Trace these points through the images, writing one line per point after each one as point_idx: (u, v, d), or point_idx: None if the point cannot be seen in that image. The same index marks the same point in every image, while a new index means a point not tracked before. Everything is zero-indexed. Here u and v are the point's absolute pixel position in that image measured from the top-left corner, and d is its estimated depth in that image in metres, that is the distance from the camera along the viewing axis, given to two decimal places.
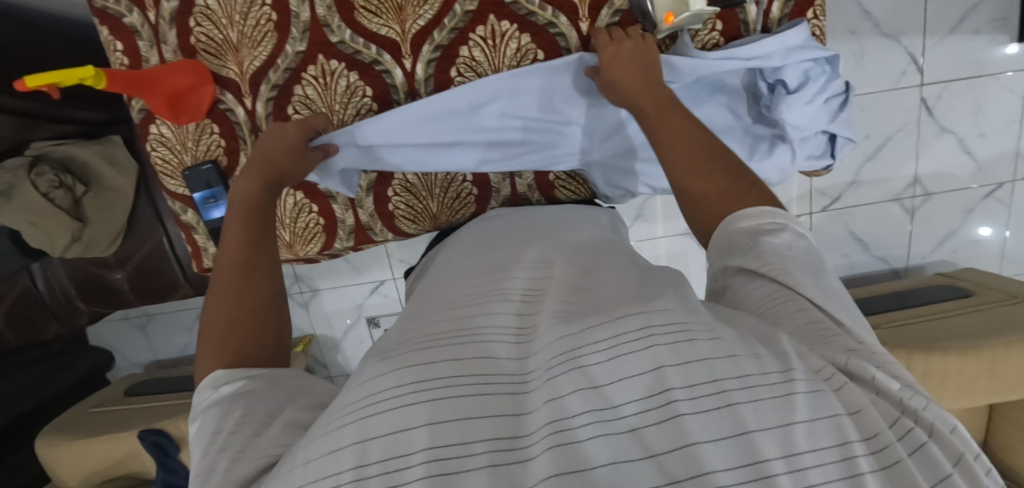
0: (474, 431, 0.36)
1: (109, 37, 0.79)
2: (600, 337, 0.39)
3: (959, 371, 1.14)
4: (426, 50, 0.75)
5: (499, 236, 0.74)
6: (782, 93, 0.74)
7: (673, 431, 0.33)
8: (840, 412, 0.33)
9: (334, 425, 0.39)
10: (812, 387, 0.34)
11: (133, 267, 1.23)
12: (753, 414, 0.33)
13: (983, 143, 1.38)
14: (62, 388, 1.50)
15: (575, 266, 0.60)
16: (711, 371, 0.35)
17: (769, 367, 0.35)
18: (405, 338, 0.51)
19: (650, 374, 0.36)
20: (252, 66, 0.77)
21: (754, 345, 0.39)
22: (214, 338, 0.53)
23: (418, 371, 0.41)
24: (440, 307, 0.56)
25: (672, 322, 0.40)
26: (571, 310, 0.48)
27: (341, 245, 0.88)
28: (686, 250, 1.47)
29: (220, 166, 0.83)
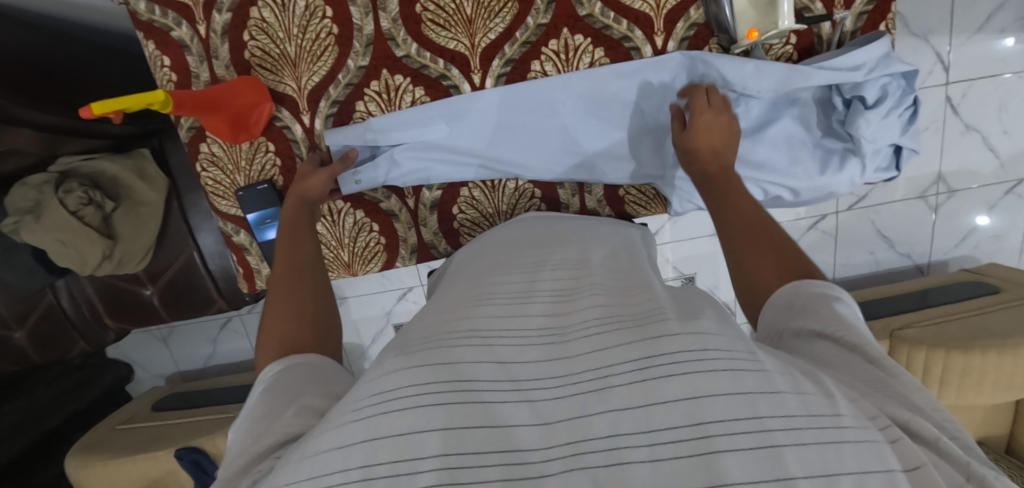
0: (488, 442, 0.35)
1: (155, 51, 0.74)
2: (635, 355, 0.39)
3: (996, 368, 1.11)
4: (496, 65, 0.72)
5: (532, 237, 0.72)
6: (859, 108, 0.71)
7: (704, 470, 0.32)
8: (894, 467, 0.32)
9: (343, 419, 0.37)
10: (863, 435, 0.34)
11: (165, 283, 1.20)
12: (798, 459, 0.32)
13: (1007, 141, 1.35)
14: (85, 403, 1.46)
15: (611, 272, 0.60)
16: (755, 408, 0.34)
17: (817, 408, 0.35)
18: (418, 336, 0.49)
19: (687, 402, 0.35)
20: (311, 81, 0.74)
21: (798, 377, 0.38)
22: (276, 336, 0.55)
23: (437, 371, 0.39)
24: (463, 304, 0.54)
25: (722, 351, 0.38)
26: (614, 314, 0.47)
27: (402, 264, 0.87)
28: (715, 250, 1.46)
29: (276, 186, 0.80)
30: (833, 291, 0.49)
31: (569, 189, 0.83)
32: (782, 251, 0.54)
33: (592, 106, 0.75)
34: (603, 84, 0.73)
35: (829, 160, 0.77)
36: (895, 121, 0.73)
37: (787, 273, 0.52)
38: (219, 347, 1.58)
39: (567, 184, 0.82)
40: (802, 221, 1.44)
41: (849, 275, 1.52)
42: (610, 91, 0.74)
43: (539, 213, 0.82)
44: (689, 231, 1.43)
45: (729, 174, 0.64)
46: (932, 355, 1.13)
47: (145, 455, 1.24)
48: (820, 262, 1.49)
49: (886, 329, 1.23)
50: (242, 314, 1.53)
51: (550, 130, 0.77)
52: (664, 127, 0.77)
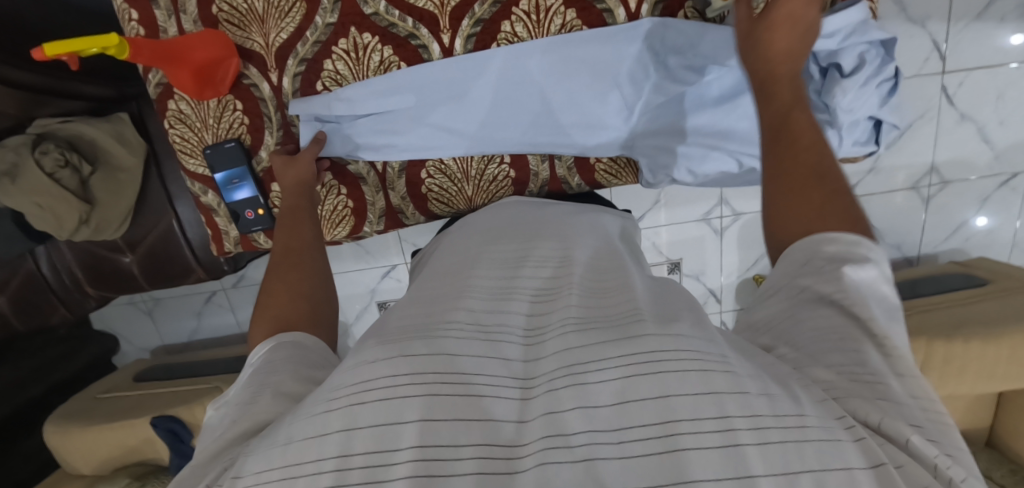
0: (467, 434, 0.35)
1: (123, 5, 0.73)
2: (611, 355, 0.38)
3: (978, 358, 1.08)
4: (466, 25, 0.71)
5: (520, 224, 0.71)
6: (835, 77, 0.70)
7: (671, 464, 0.31)
8: (855, 465, 0.31)
9: (320, 407, 0.37)
10: (827, 435, 0.33)
11: (145, 251, 1.20)
12: (761, 457, 0.31)
13: (1003, 132, 1.32)
14: (70, 372, 1.45)
15: (587, 269, 0.58)
16: (721, 407, 0.34)
17: (782, 409, 0.34)
18: (399, 325, 0.48)
19: (656, 402, 0.35)
20: (279, 38, 0.72)
21: (767, 381, 0.37)
22: (266, 320, 0.55)
23: (414, 361, 0.39)
24: (443, 298, 0.53)
25: (693, 352, 0.37)
26: (586, 316, 0.46)
27: (370, 229, 0.87)
28: (703, 236, 1.43)
29: (244, 145, 0.79)
30: (864, 248, 0.43)
31: (539, 156, 0.81)
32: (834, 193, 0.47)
33: (565, 79, 0.73)
34: (576, 52, 0.71)
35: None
36: (872, 92, 0.71)
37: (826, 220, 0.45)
38: (204, 322, 1.58)
39: (536, 151, 0.80)
40: None
41: None
42: (582, 68, 0.72)
43: (523, 199, 0.80)
44: (676, 217, 1.41)
45: (791, 84, 0.55)
46: (914, 342, 1.11)
47: (123, 423, 1.24)
48: None
49: None
50: (227, 289, 1.52)
51: (526, 100, 0.75)
52: (632, 96, 0.74)
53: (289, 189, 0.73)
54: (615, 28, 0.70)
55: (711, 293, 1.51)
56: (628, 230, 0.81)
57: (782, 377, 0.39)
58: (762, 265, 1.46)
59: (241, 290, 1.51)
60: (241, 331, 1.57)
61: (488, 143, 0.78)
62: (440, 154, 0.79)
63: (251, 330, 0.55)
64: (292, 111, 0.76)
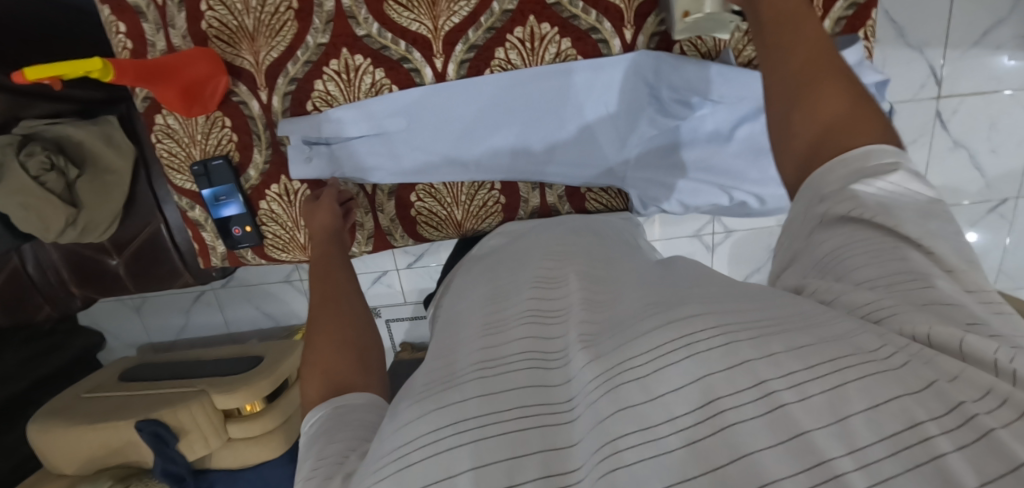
0: (525, 469, 0.32)
1: (111, 16, 0.71)
2: (635, 353, 0.36)
3: None
4: (460, 50, 0.70)
5: (550, 245, 0.68)
6: None
7: (723, 443, 0.29)
8: (901, 393, 0.29)
9: (371, 480, 0.35)
10: (864, 372, 0.30)
11: (131, 253, 1.19)
12: (806, 412, 0.29)
13: (994, 160, 1.33)
14: (55, 367, 1.42)
15: (586, 277, 0.57)
16: (755, 374, 0.31)
17: (815, 360, 0.32)
18: (422, 383, 0.45)
19: (691, 386, 0.32)
20: (269, 56, 0.71)
21: (796, 334, 0.34)
22: (316, 374, 0.52)
23: (451, 412, 0.37)
24: (444, 351, 0.51)
25: (719, 324, 0.35)
26: (598, 330, 0.45)
27: (359, 249, 0.85)
28: (693, 252, 1.43)
29: (233, 162, 0.78)
30: (874, 158, 0.44)
31: (529, 183, 0.80)
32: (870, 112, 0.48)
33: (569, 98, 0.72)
34: (573, 76, 0.71)
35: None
36: None
37: (856, 138, 0.46)
38: (191, 320, 1.57)
39: (526, 179, 0.79)
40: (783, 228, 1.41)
41: None
42: (582, 90, 0.72)
43: (530, 222, 0.78)
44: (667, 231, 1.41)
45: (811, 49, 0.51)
46: None
47: (106, 425, 1.23)
48: None
49: None
50: (217, 289, 1.51)
51: (528, 117, 0.74)
52: (625, 126, 0.73)
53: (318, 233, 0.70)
54: (614, 59, 0.69)
55: None
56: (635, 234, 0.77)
57: (812, 322, 0.37)
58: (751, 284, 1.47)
59: (230, 290, 1.51)
60: (230, 331, 1.57)
61: (481, 169, 0.77)
62: (429, 179, 0.78)
63: (301, 392, 0.52)
64: (280, 131, 0.75)
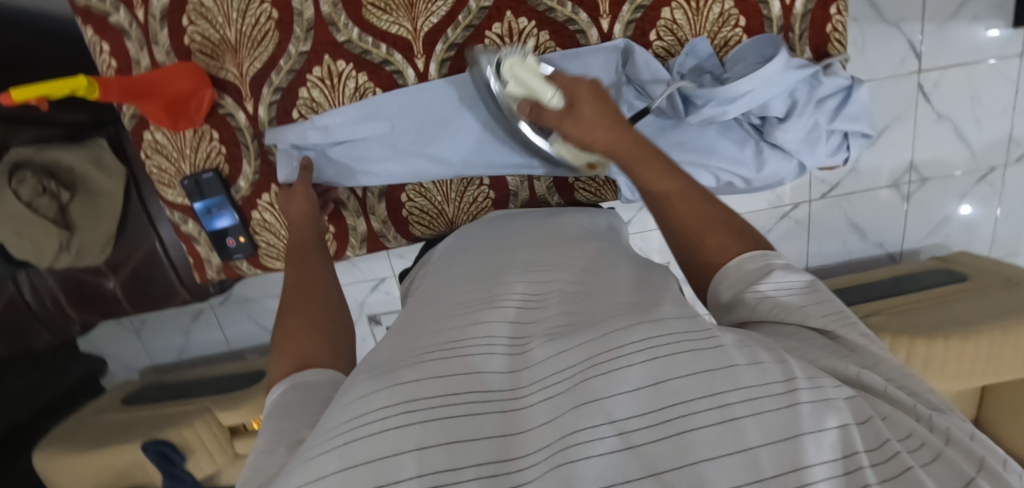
0: (468, 454, 0.33)
1: (93, 37, 0.72)
2: (600, 349, 0.37)
3: (956, 355, 1.10)
4: (440, 50, 0.71)
5: (506, 236, 0.69)
6: (773, 122, 0.74)
7: (676, 447, 0.32)
8: (847, 421, 0.32)
9: (315, 450, 0.33)
10: (816, 395, 0.33)
11: (128, 274, 1.19)
12: (757, 427, 0.32)
13: (978, 130, 1.34)
14: (57, 394, 1.41)
15: (566, 267, 0.58)
16: (713, 385, 0.34)
17: (771, 377, 0.34)
18: (381, 359, 0.45)
19: (650, 389, 0.34)
20: (253, 67, 0.72)
21: (755, 350, 0.37)
22: (284, 352, 0.53)
23: (405, 389, 0.36)
24: (420, 323, 0.51)
25: (682, 332, 0.37)
26: (569, 321, 0.46)
27: (353, 253, 0.86)
28: None
29: (222, 175, 0.78)
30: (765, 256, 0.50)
31: (518, 177, 0.81)
32: (728, 221, 0.53)
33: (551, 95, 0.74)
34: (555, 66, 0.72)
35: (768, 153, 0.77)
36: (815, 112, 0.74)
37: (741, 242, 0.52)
38: (192, 339, 1.57)
39: (515, 172, 0.80)
40: (778, 208, 1.41)
41: (820, 264, 1.48)
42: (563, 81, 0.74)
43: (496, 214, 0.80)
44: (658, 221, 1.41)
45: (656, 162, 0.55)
46: (896, 342, 1.11)
47: (111, 447, 1.23)
48: (793, 252, 1.46)
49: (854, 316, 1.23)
50: (215, 306, 1.51)
51: None
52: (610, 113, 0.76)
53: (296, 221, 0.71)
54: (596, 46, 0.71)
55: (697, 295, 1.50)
56: (616, 225, 0.80)
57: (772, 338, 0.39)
58: None
59: (229, 307, 1.51)
60: (231, 348, 1.57)
61: (466, 165, 0.78)
62: (421, 177, 0.79)
63: (269, 369, 0.53)
64: (268, 140, 0.75)
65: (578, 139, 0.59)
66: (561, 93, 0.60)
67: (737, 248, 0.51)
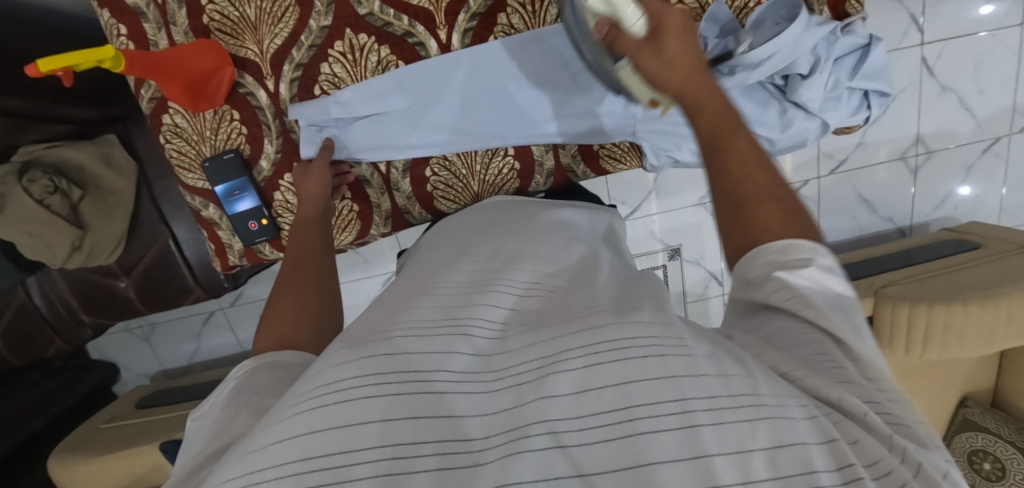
0: (427, 431, 0.33)
1: (111, 20, 0.71)
2: (572, 346, 0.35)
3: (978, 321, 1.07)
4: (462, 20, 0.71)
5: (497, 222, 0.68)
6: (797, 79, 0.73)
7: (627, 450, 0.30)
8: (811, 441, 0.30)
9: (283, 414, 0.33)
10: (780, 403, 0.31)
11: (140, 275, 1.18)
12: (717, 436, 0.30)
13: (982, 100, 1.35)
14: (70, 403, 1.39)
15: (562, 263, 0.56)
16: (678, 390, 0.31)
17: (738, 389, 0.32)
18: (355, 331, 0.44)
19: (613, 387, 0.32)
20: (273, 44, 0.72)
21: (729, 361, 0.34)
22: (264, 331, 0.53)
23: (379, 362, 0.36)
24: (410, 296, 0.50)
25: (658, 337, 0.35)
26: (553, 312, 0.44)
27: (377, 232, 0.85)
28: (699, 221, 1.36)
29: (243, 155, 0.78)
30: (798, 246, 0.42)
31: (542, 146, 0.80)
32: (782, 200, 0.45)
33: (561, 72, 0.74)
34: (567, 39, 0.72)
35: (791, 114, 0.77)
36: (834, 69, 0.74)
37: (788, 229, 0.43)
38: (203, 343, 1.55)
39: (539, 142, 0.80)
40: None
41: (832, 240, 1.48)
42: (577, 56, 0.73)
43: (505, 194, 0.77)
44: (658, 207, 1.34)
45: (728, 130, 0.48)
46: (915, 310, 1.08)
47: (127, 453, 1.20)
48: None
49: (870, 288, 1.18)
50: (225, 308, 1.49)
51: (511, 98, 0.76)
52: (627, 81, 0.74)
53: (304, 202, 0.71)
54: None
55: (711, 277, 1.43)
56: (614, 226, 0.78)
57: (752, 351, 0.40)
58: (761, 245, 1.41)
59: (240, 308, 1.49)
60: (244, 350, 1.55)
61: (489, 137, 0.78)
62: (444, 151, 0.79)
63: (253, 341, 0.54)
64: (291, 117, 0.75)
65: (647, 72, 0.53)
66: (647, 19, 0.55)
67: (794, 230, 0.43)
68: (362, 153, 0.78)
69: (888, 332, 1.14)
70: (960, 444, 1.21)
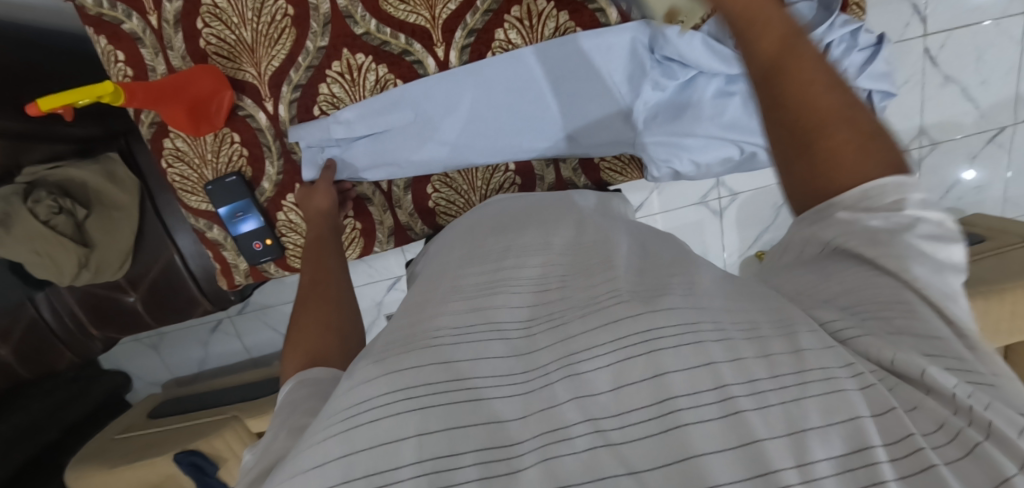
0: (465, 440, 0.31)
1: (107, 46, 0.71)
2: (603, 339, 0.35)
3: (983, 315, 1.02)
4: (460, 36, 0.70)
5: (510, 216, 0.67)
6: None
7: (671, 444, 0.29)
8: (862, 413, 0.29)
9: (317, 436, 0.32)
10: (829, 383, 0.30)
11: (147, 288, 1.19)
12: (761, 420, 0.29)
13: (986, 91, 1.29)
14: (82, 414, 1.41)
15: (573, 247, 0.55)
16: (717, 377, 0.31)
17: (781, 369, 0.32)
18: (384, 344, 0.41)
19: (651, 381, 0.32)
20: (271, 66, 0.72)
21: (765, 341, 0.34)
22: (292, 347, 0.53)
23: (409, 373, 0.34)
24: (429, 303, 0.47)
25: (684, 324, 0.34)
26: (572, 302, 0.42)
27: (381, 248, 0.86)
28: (701, 220, 1.36)
29: (246, 177, 0.78)
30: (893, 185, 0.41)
31: (542, 160, 0.82)
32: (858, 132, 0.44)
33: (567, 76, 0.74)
34: (568, 48, 0.72)
35: None
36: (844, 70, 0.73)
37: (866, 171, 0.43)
38: (211, 350, 1.56)
39: (541, 156, 0.81)
40: None
41: None
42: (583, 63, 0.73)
43: (504, 195, 0.77)
44: (660, 205, 1.33)
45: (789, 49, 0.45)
46: None
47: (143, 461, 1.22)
48: None
49: None
50: (232, 316, 1.50)
51: (518, 98, 0.75)
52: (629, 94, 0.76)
53: (313, 217, 0.73)
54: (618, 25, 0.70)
55: None
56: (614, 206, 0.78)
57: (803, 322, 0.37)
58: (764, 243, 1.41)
59: (247, 316, 1.50)
60: (251, 356, 1.56)
61: (493, 152, 0.79)
62: (445, 166, 0.79)
63: (281, 358, 0.53)
64: (291, 138, 0.75)
65: None
66: None
67: (873, 168, 0.43)
68: (366, 172, 0.79)
69: None
70: None
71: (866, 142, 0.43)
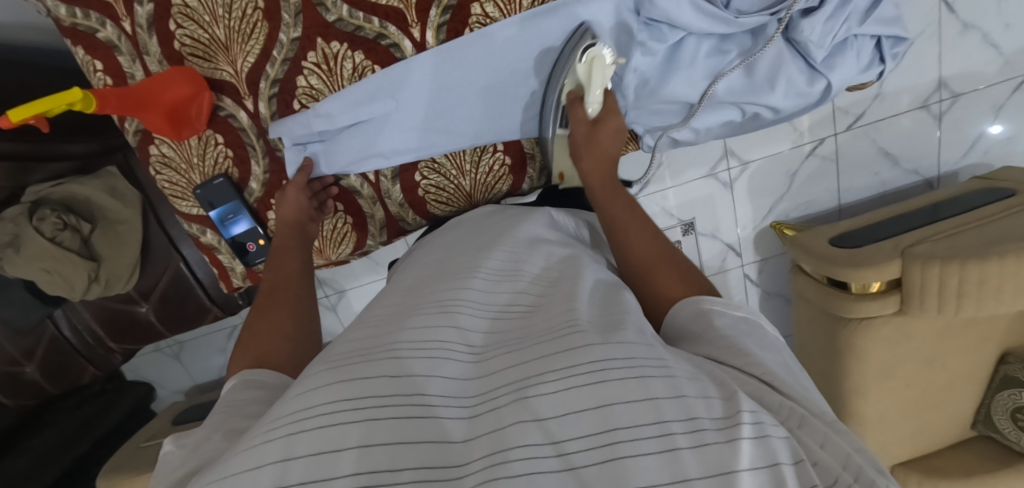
0: (408, 455, 0.31)
1: (85, 56, 0.70)
2: (552, 366, 0.34)
3: (1017, 274, 0.96)
4: (435, 15, 0.67)
5: (484, 226, 0.66)
6: (799, 16, 0.67)
7: (611, 474, 0.30)
8: (782, 460, 0.31)
9: (258, 438, 0.31)
10: (758, 429, 0.32)
11: (158, 299, 1.19)
12: (697, 461, 0.31)
13: (1009, 35, 1.20)
14: (110, 426, 1.44)
15: (547, 266, 0.55)
16: (658, 412, 0.32)
17: (717, 414, 0.33)
18: (341, 351, 0.40)
19: (596, 411, 0.32)
20: (247, 63, 0.70)
21: (706, 384, 0.36)
22: (241, 347, 0.54)
23: (359, 384, 0.34)
24: (396, 316, 0.45)
25: (634, 358, 0.35)
26: (527, 332, 0.42)
27: (374, 241, 0.87)
28: (711, 194, 1.30)
29: (233, 179, 0.77)
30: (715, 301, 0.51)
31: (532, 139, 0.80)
32: (681, 266, 0.57)
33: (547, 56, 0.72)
34: (545, 29, 0.69)
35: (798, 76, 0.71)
36: (850, 14, 0.68)
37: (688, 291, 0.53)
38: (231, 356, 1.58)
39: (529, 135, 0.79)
40: (801, 147, 1.28)
41: (854, 201, 1.36)
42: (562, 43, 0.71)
43: (477, 211, 0.75)
44: (671, 179, 1.27)
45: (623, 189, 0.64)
46: (946, 268, 0.97)
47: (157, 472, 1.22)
48: (823, 191, 1.34)
49: (896, 248, 1.05)
50: None
51: (496, 83, 0.73)
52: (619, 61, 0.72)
53: (284, 228, 0.73)
54: None
55: (729, 248, 1.38)
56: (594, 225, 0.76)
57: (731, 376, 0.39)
58: (780, 212, 1.35)
59: None
60: None
61: (477, 133, 0.78)
62: (431, 152, 0.78)
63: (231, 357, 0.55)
64: (273, 135, 0.74)
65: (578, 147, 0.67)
66: (599, 106, 0.69)
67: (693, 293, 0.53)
68: (354, 167, 0.78)
69: (918, 294, 1.01)
70: (1002, 402, 1.14)
71: (686, 274, 0.56)
